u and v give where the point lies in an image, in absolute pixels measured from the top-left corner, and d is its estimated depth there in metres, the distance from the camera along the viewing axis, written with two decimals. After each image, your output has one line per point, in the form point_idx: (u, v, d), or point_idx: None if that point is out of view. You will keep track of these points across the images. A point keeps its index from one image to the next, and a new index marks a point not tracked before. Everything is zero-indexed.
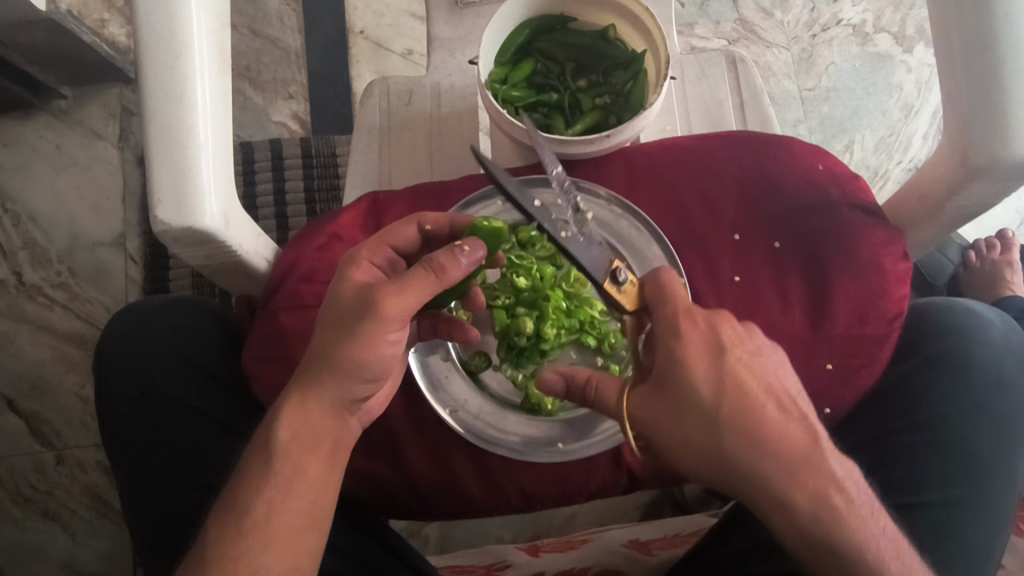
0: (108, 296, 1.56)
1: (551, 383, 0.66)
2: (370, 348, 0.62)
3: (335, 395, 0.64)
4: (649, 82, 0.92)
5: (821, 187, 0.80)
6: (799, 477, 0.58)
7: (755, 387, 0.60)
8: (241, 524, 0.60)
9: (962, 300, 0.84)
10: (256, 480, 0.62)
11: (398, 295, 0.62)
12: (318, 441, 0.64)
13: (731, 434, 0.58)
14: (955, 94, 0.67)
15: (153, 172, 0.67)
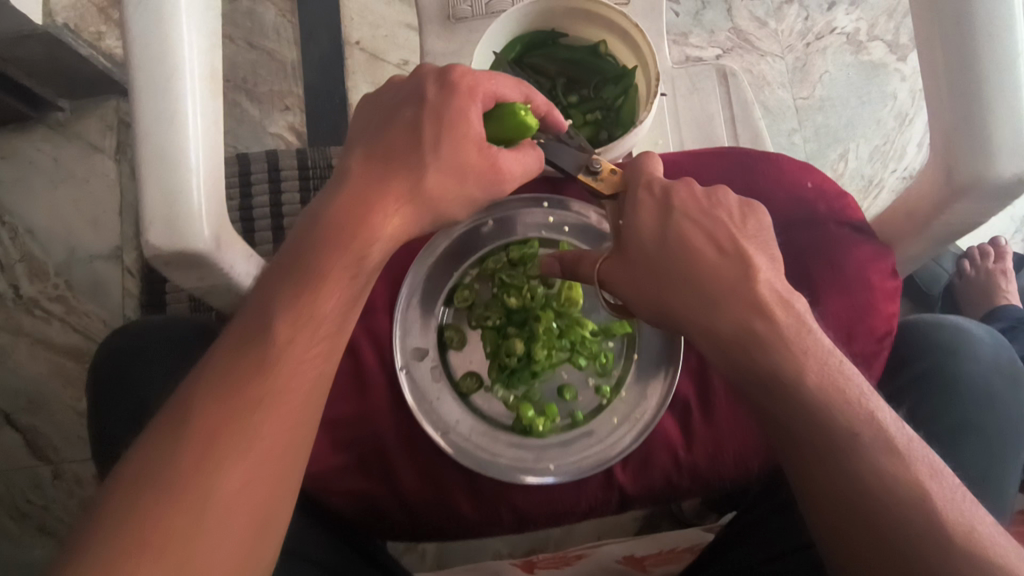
0: (105, 308, 1.57)
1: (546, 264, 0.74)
2: (358, 241, 0.60)
3: (283, 303, 0.57)
4: (640, 98, 0.93)
5: (810, 204, 0.80)
6: (763, 337, 0.57)
7: (709, 251, 0.62)
8: (153, 500, 0.48)
9: (952, 319, 0.83)
10: (166, 450, 0.50)
11: (443, 179, 0.64)
12: (251, 386, 0.53)
13: (688, 290, 0.62)
14: (940, 114, 0.67)
15: (145, 195, 0.67)
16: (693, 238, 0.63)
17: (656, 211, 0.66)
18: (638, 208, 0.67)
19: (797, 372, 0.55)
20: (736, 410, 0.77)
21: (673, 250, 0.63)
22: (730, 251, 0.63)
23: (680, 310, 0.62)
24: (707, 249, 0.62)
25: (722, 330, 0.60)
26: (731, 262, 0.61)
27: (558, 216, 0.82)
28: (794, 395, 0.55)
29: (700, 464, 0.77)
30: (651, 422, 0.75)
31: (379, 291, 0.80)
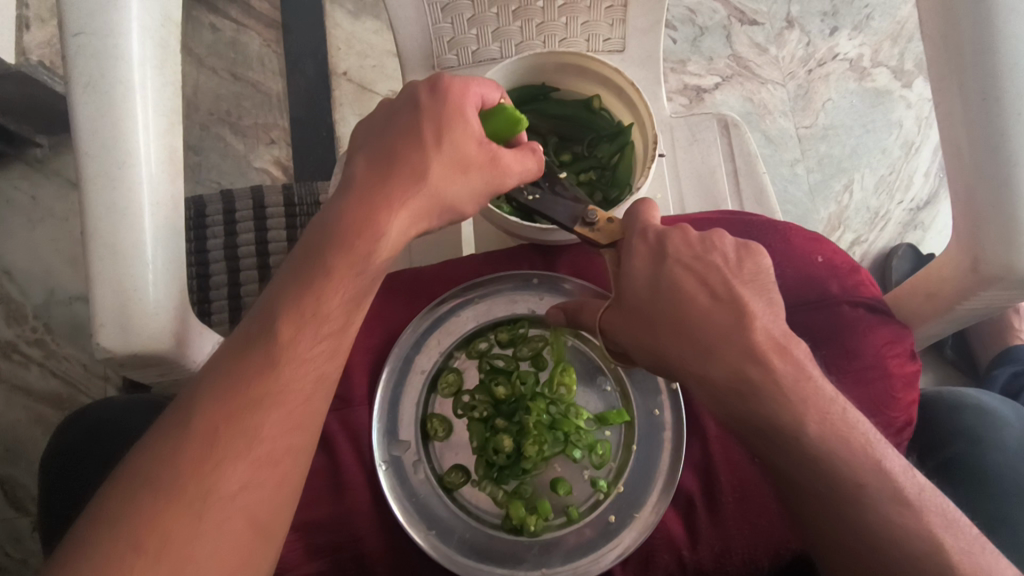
0: (85, 353, 1.51)
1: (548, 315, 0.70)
2: (370, 234, 0.57)
3: (290, 305, 0.56)
4: (637, 157, 0.87)
5: (821, 281, 0.74)
6: (759, 381, 0.55)
7: (697, 289, 0.57)
8: (153, 496, 0.49)
9: (976, 396, 0.78)
10: (171, 443, 0.51)
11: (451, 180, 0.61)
12: (252, 396, 0.53)
13: (685, 334, 0.57)
14: (965, 196, 0.62)
15: (95, 293, 0.61)
16: (686, 291, 0.57)
17: (650, 257, 0.59)
18: (630, 254, 0.60)
19: (797, 408, 0.54)
20: (744, 508, 0.71)
21: (665, 292, 0.58)
22: (725, 297, 0.57)
23: (678, 361, 0.57)
24: (693, 284, 0.58)
25: (723, 377, 0.56)
26: (731, 292, 0.57)
27: (548, 295, 0.77)
28: (792, 433, 0.54)
29: (706, 566, 0.70)
30: (653, 521, 0.69)
31: (358, 378, 0.75)
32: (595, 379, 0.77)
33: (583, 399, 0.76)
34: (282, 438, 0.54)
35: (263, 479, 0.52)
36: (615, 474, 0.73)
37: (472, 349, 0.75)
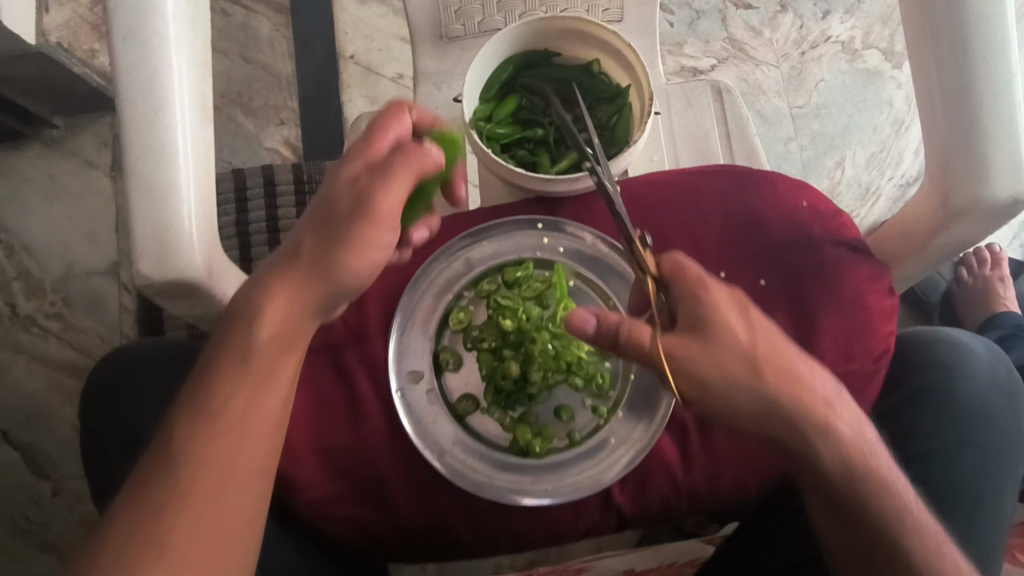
0: (102, 326, 1.56)
1: (580, 319, 0.63)
2: (360, 249, 0.64)
3: (294, 310, 0.63)
4: (634, 117, 0.92)
5: (805, 224, 0.80)
6: (772, 394, 0.61)
7: (728, 310, 0.62)
8: (169, 487, 0.56)
9: (949, 331, 0.83)
10: (184, 440, 0.58)
11: (389, 190, 0.64)
12: (256, 392, 0.61)
13: (710, 364, 0.61)
14: (935, 137, 0.67)
15: (135, 225, 0.67)
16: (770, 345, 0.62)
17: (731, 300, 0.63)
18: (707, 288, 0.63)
19: (840, 449, 0.62)
20: (734, 432, 0.76)
21: (697, 318, 0.62)
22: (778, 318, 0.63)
23: (736, 395, 0.61)
24: (729, 310, 0.62)
25: (747, 393, 0.61)
26: (748, 312, 0.62)
27: (552, 237, 0.83)
28: (823, 464, 0.61)
29: (698, 486, 0.77)
30: (646, 442, 0.76)
31: (374, 316, 0.80)
32: None
33: None
34: (272, 440, 0.61)
35: (246, 457, 0.59)
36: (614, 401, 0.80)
37: (480, 287, 0.81)
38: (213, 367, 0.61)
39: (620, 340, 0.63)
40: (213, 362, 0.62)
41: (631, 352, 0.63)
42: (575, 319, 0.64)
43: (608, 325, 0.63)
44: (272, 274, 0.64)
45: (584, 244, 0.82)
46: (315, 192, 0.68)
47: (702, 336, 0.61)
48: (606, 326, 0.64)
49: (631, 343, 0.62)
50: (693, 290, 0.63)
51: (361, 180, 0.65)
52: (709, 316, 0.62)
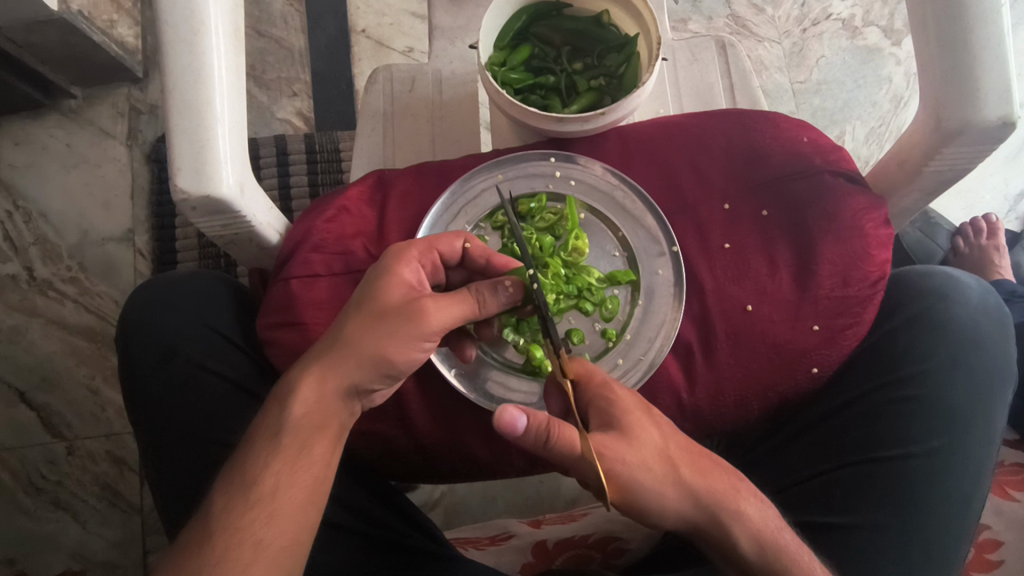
0: (118, 291, 1.43)
1: (512, 415, 0.61)
2: (403, 348, 0.67)
3: (356, 379, 0.66)
4: (642, 64, 0.94)
5: (805, 156, 0.84)
6: (689, 486, 0.63)
7: (638, 413, 0.64)
8: (246, 494, 0.60)
9: (943, 268, 0.87)
10: (263, 453, 0.62)
11: (441, 305, 0.68)
12: (327, 421, 0.65)
13: (632, 453, 0.61)
14: (930, 65, 0.72)
15: (173, 143, 0.71)
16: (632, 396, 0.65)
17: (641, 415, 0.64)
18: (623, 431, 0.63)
19: (707, 474, 0.64)
20: (736, 351, 0.79)
21: (611, 419, 0.64)
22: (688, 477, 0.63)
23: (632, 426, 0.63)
24: (638, 412, 0.64)
25: (649, 472, 0.62)
26: (650, 413, 0.65)
27: (565, 170, 0.86)
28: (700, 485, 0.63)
29: (702, 406, 0.79)
30: (654, 361, 0.79)
31: (394, 243, 0.84)
32: (603, 245, 0.86)
33: (594, 261, 0.85)
34: (332, 461, 0.65)
35: (310, 469, 0.63)
36: (623, 325, 0.83)
37: (496, 218, 0.84)
38: (290, 392, 0.65)
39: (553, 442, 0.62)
40: (291, 389, 0.65)
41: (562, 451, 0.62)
42: (509, 414, 0.62)
43: (538, 426, 0.62)
44: (355, 336, 0.66)
45: (595, 175, 0.85)
46: (369, 278, 0.70)
47: (624, 432, 0.63)
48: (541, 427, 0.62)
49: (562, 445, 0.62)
50: (603, 395, 0.65)
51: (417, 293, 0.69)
52: (623, 418, 0.63)
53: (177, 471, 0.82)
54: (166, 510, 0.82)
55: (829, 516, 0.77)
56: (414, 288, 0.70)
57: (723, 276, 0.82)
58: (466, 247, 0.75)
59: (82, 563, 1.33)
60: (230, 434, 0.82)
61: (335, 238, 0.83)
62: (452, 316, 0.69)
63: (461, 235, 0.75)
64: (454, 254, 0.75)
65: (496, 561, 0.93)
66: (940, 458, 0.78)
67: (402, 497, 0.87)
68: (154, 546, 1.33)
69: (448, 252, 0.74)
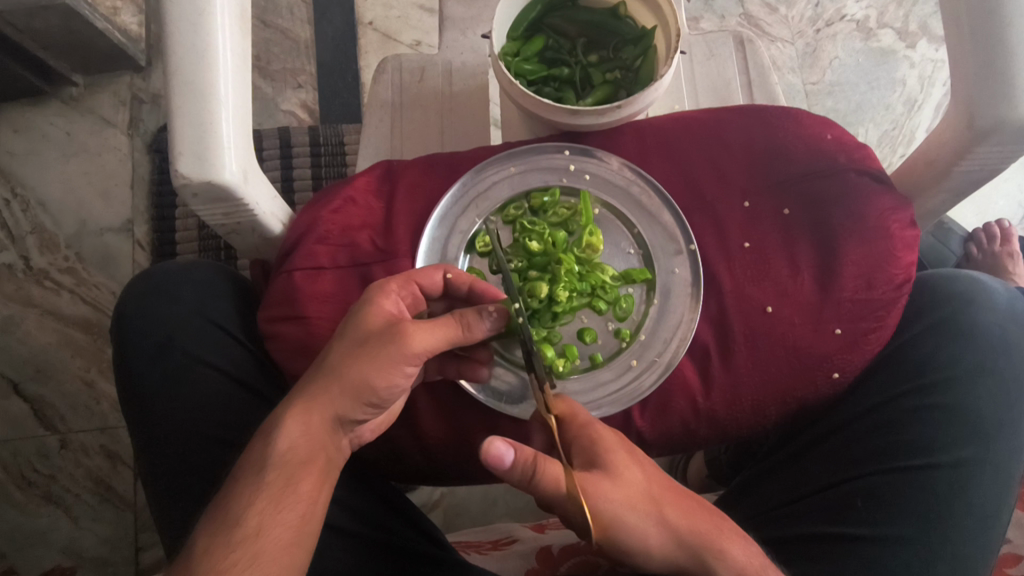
0: (116, 282, 1.40)
1: (500, 448, 0.58)
2: (385, 374, 0.62)
3: (339, 409, 0.62)
4: (659, 58, 0.89)
5: (829, 154, 0.82)
6: (673, 525, 0.61)
7: (620, 451, 0.62)
8: (229, 536, 0.56)
9: (967, 271, 0.85)
10: (246, 491, 0.59)
11: (426, 327, 0.64)
12: (313, 454, 0.61)
13: (617, 493, 0.60)
14: (963, 60, 0.70)
15: (175, 127, 0.68)
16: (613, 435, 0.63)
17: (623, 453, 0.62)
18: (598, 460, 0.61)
19: (687, 516, 0.62)
20: (755, 354, 0.77)
21: (595, 458, 0.61)
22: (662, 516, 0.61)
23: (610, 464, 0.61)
24: (620, 450, 0.62)
25: (633, 512, 0.60)
26: (633, 452, 0.63)
27: (580, 164, 0.83)
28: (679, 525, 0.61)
29: (718, 411, 0.77)
30: (670, 362, 0.76)
31: (401, 235, 0.81)
32: (618, 242, 0.83)
33: (609, 259, 0.82)
34: (319, 497, 0.61)
35: (295, 507, 0.59)
36: (637, 325, 0.81)
37: (507, 213, 0.82)
38: (272, 427, 0.61)
39: (537, 479, 0.59)
40: (274, 423, 0.61)
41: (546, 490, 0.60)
42: (497, 448, 0.58)
43: (523, 461, 0.59)
44: (337, 363, 0.62)
45: (611, 170, 0.83)
46: (351, 310, 0.66)
47: (608, 472, 0.60)
48: (524, 463, 0.59)
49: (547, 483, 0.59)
50: (586, 434, 0.62)
51: (401, 317, 0.65)
52: (605, 456, 0.61)
53: (172, 468, 0.79)
54: (161, 509, 0.79)
55: (849, 527, 0.74)
56: (396, 315, 0.66)
57: (743, 276, 0.79)
58: (447, 277, 0.73)
59: (74, 559, 1.30)
60: (229, 431, 0.79)
61: (341, 229, 0.80)
62: (438, 339, 0.64)
63: (442, 268, 0.72)
64: (434, 286, 0.72)
65: (499, 566, 0.89)
66: (966, 469, 0.75)
67: (405, 500, 0.85)
68: (149, 543, 1.30)
69: (428, 284, 0.71)
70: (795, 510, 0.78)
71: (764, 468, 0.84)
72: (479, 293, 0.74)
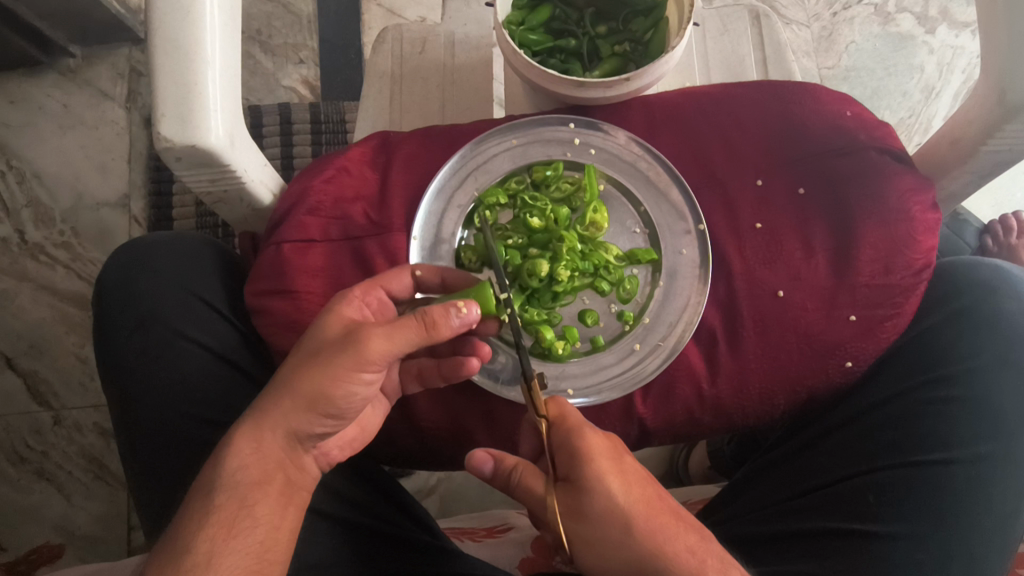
0: None
1: (481, 461, 0.59)
2: (340, 382, 0.58)
3: (293, 423, 0.59)
4: (670, 31, 0.82)
5: (849, 131, 0.78)
6: (642, 547, 0.54)
7: (604, 461, 0.56)
8: (176, 564, 0.53)
9: (991, 260, 0.81)
10: (196, 514, 0.56)
11: (381, 332, 0.59)
12: (269, 474, 0.59)
13: (586, 512, 0.55)
14: (994, 32, 0.66)
15: (157, 87, 0.64)
16: (595, 445, 0.57)
17: (605, 458, 0.57)
18: (582, 457, 0.56)
19: (654, 532, 0.55)
20: (764, 341, 0.73)
21: (573, 468, 0.56)
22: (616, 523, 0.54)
23: (585, 474, 0.56)
24: (604, 459, 0.56)
25: (599, 533, 0.55)
26: (620, 461, 0.57)
27: (585, 137, 0.79)
28: (642, 539, 0.54)
29: (723, 398, 0.73)
30: (676, 346, 0.73)
31: (396, 208, 0.78)
32: (624, 220, 0.79)
33: (613, 237, 0.79)
34: (282, 521, 0.58)
35: (252, 532, 0.56)
36: (640, 308, 0.77)
37: (508, 186, 0.78)
38: (222, 448, 0.59)
39: (517, 491, 0.59)
40: (225, 443, 0.59)
41: (528, 503, 0.60)
42: (477, 460, 0.60)
43: (504, 469, 0.59)
44: (287, 378, 0.59)
45: (617, 144, 0.79)
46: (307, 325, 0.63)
47: (583, 487, 0.56)
48: (505, 475, 0.60)
49: (527, 497, 0.59)
50: (570, 438, 0.57)
51: (358, 323, 0.61)
52: (585, 467, 0.56)
53: (149, 445, 0.76)
54: (139, 487, 0.76)
55: (861, 523, 0.71)
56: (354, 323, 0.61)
57: (754, 259, 0.75)
58: (416, 275, 0.69)
59: (65, 536, 1.27)
60: (211, 409, 0.77)
61: (333, 200, 0.77)
62: (395, 344, 0.59)
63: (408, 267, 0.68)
64: (401, 289, 0.68)
65: (492, 555, 0.86)
66: (985, 467, 0.72)
67: (393, 483, 0.82)
68: (139, 523, 1.27)
69: (395, 288, 0.67)
70: (801, 504, 0.75)
71: (766, 462, 0.81)
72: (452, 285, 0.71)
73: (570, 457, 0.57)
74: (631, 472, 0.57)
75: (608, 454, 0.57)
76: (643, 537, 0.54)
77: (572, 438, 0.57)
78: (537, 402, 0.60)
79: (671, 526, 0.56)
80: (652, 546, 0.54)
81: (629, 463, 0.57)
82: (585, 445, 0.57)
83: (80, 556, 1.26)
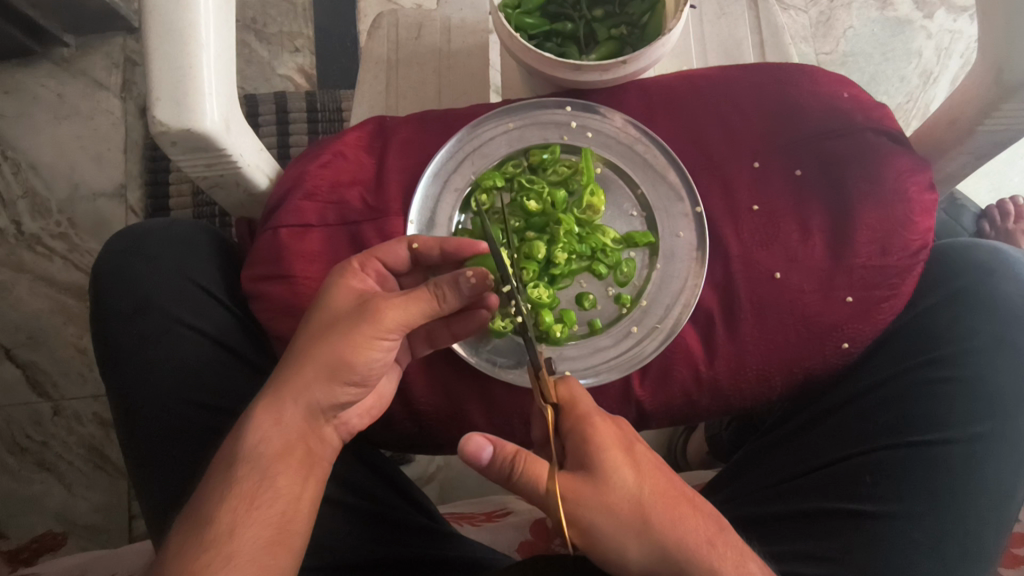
0: None
1: (478, 446, 0.56)
2: (361, 350, 0.60)
3: (316, 396, 0.59)
4: (667, 13, 0.81)
5: (846, 112, 0.78)
6: (656, 535, 0.55)
7: (615, 450, 0.56)
8: (201, 532, 0.53)
9: (988, 241, 0.81)
10: (218, 489, 0.56)
11: (396, 302, 0.61)
12: (291, 446, 0.59)
13: (601, 501, 0.55)
14: (992, 10, 0.65)
15: (151, 72, 0.64)
16: (604, 434, 0.57)
17: (619, 448, 0.57)
18: (594, 445, 0.56)
19: (673, 521, 0.55)
20: (762, 323, 0.73)
21: (585, 458, 0.56)
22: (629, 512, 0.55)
23: (598, 463, 0.56)
24: (616, 449, 0.57)
25: (615, 522, 0.55)
26: (631, 448, 0.58)
27: (582, 120, 0.79)
28: (661, 530, 0.55)
29: (720, 380, 0.73)
30: (674, 328, 0.73)
31: (393, 192, 0.77)
32: (621, 203, 0.79)
33: (610, 221, 0.79)
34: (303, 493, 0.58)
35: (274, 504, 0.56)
36: (638, 292, 0.77)
37: (505, 169, 0.77)
38: (241, 424, 0.59)
39: (517, 478, 0.56)
40: (243, 421, 0.59)
41: (526, 489, 0.57)
42: (473, 443, 0.56)
43: (504, 458, 0.56)
44: (305, 349, 0.60)
45: (615, 127, 0.78)
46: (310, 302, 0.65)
47: (592, 475, 0.56)
48: (504, 462, 0.56)
49: (527, 483, 0.56)
50: (581, 429, 0.57)
51: (368, 293, 0.63)
52: (596, 457, 0.56)
53: (148, 431, 0.76)
54: (138, 474, 0.76)
55: (858, 502, 0.71)
56: (365, 295, 0.63)
57: (751, 240, 0.75)
58: (413, 248, 0.68)
59: (66, 525, 1.28)
60: (212, 394, 0.77)
61: (330, 185, 0.77)
62: (411, 313, 0.61)
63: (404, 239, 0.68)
64: (399, 261, 0.68)
65: (492, 539, 0.86)
66: (982, 448, 0.72)
67: (393, 468, 0.82)
68: (139, 512, 1.28)
69: (394, 261, 0.67)
70: (801, 484, 0.75)
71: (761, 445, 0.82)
72: (452, 252, 0.69)
73: (581, 447, 0.57)
74: (642, 461, 0.57)
75: (620, 442, 0.57)
76: (660, 527, 0.55)
77: (582, 429, 0.57)
78: (545, 389, 0.60)
79: (688, 515, 0.56)
80: (671, 537, 0.55)
81: (640, 451, 0.58)
82: (596, 431, 0.57)
83: (81, 544, 1.27)
